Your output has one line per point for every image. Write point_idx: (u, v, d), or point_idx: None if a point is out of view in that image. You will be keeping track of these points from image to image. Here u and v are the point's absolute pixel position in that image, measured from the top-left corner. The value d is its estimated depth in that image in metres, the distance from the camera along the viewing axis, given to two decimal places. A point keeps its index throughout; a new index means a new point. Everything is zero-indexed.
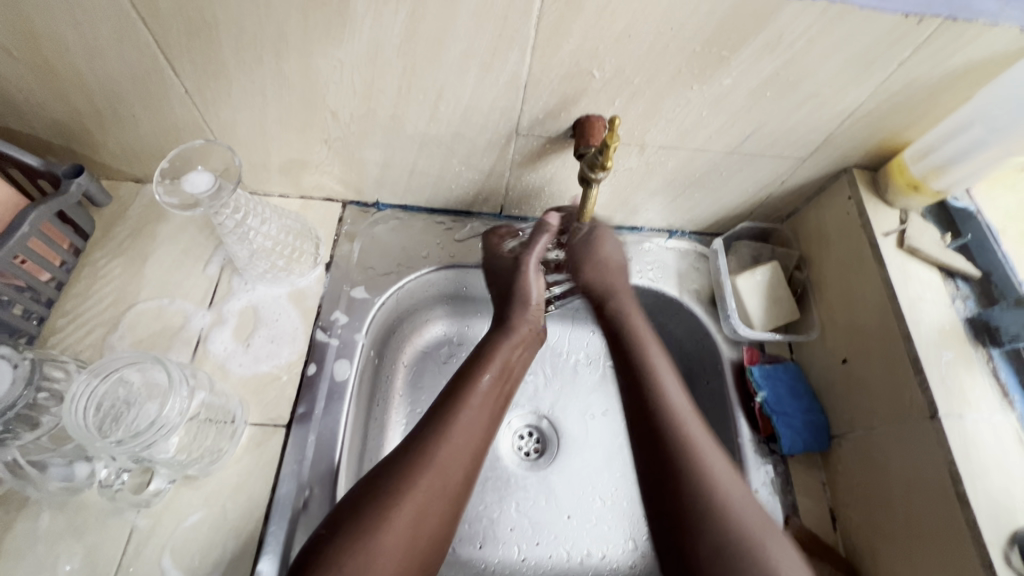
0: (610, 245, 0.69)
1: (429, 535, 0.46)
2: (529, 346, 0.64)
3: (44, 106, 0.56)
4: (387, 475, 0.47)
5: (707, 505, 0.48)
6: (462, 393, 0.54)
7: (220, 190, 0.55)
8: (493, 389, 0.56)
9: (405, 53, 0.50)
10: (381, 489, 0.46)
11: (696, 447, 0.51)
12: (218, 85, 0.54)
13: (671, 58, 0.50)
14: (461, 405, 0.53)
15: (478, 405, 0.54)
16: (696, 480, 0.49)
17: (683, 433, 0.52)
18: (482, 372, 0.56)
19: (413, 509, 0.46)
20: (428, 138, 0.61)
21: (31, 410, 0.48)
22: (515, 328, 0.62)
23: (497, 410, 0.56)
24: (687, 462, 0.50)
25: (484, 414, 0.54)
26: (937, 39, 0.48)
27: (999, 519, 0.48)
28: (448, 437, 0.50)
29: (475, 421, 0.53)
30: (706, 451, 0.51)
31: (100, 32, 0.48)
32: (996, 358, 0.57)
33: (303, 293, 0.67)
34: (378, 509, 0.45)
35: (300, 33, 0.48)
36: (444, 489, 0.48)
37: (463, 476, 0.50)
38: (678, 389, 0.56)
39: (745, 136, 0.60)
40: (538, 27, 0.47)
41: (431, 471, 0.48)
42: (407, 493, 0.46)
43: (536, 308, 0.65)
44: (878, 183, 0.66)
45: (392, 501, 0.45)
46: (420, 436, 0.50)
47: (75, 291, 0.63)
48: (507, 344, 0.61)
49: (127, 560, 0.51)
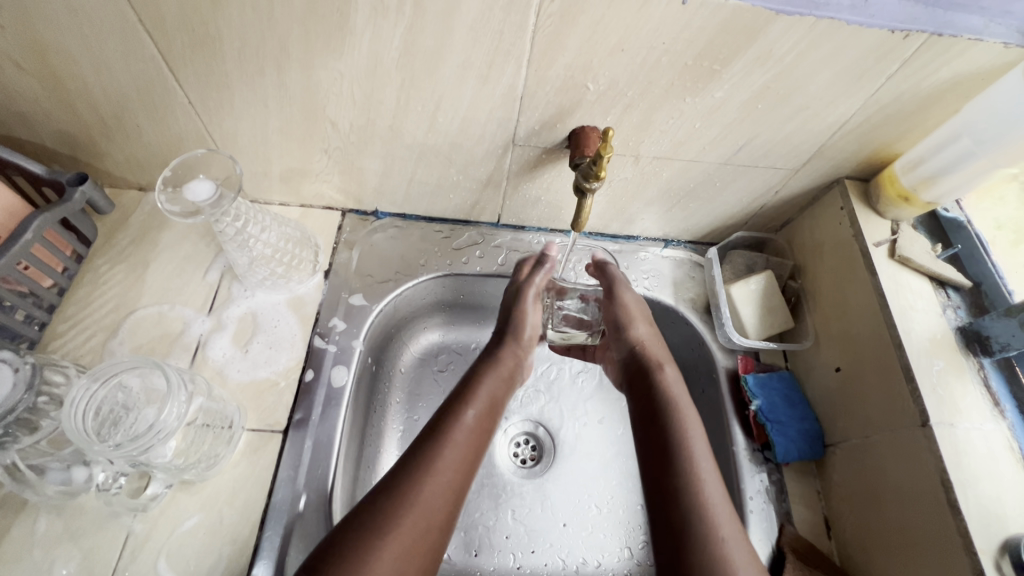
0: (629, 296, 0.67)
1: (414, 571, 0.45)
2: (512, 380, 0.63)
3: (50, 114, 0.57)
4: (370, 514, 0.46)
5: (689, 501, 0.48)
6: (448, 430, 0.53)
7: (221, 198, 0.56)
8: (478, 424, 0.55)
9: (403, 65, 0.51)
10: (363, 526, 0.45)
11: (712, 505, 0.48)
12: (221, 96, 0.56)
13: (663, 72, 0.51)
14: (442, 441, 0.52)
15: (462, 440, 0.52)
16: (705, 539, 0.45)
17: (699, 488, 0.48)
18: (467, 408, 0.55)
19: (397, 550, 0.44)
20: (426, 148, 0.62)
21: (31, 414, 0.48)
22: (502, 360, 0.62)
23: (481, 445, 0.54)
24: (700, 518, 0.47)
25: (467, 448, 0.52)
26: (922, 56, 0.49)
27: (990, 526, 0.48)
28: (431, 476, 0.49)
29: (464, 457, 0.52)
30: (716, 512, 0.47)
31: (107, 44, 0.49)
32: (986, 367, 0.57)
33: (302, 299, 0.68)
34: (359, 546, 0.44)
35: (301, 45, 0.50)
36: (428, 528, 0.47)
37: (446, 513, 0.48)
38: (702, 441, 0.53)
39: (738, 148, 0.61)
40: (534, 42, 0.48)
41: (414, 510, 0.47)
42: (387, 537, 0.44)
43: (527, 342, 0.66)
44: (869, 194, 0.67)
45: (375, 542, 0.44)
46: (403, 472, 0.49)
47: (77, 296, 0.64)
48: (492, 376, 0.60)
49: (123, 564, 0.51)
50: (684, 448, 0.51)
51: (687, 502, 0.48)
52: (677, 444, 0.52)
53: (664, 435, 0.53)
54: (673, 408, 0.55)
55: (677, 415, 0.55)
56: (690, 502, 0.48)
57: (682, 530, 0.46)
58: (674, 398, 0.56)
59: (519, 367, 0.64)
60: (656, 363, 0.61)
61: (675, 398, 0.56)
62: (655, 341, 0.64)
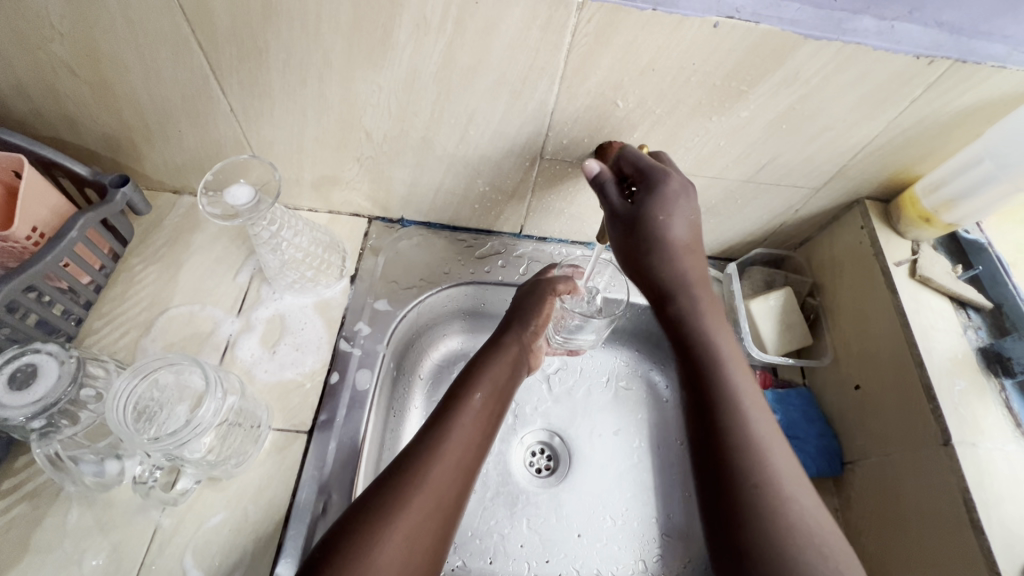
0: (679, 215, 0.52)
1: (426, 547, 0.46)
2: (518, 368, 0.64)
3: (96, 119, 0.60)
4: (383, 494, 0.47)
5: (755, 476, 0.44)
6: (453, 414, 0.54)
7: (259, 203, 0.57)
8: (485, 408, 0.57)
9: (440, 80, 0.53)
10: (378, 505, 0.46)
11: (779, 480, 0.45)
12: (261, 105, 0.58)
13: (692, 91, 0.52)
14: (451, 423, 0.53)
15: (469, 422, 0.54)
16: (770, 520, 0.42)
17: (765, 465, 0.45)
18: (474, 391, 0.57)
19: (407, 529, 0.45)
20: (455, 159, 0.64)
21: (72, 406, 0.49)
22: (507, 347, 0.64)
23: (489, 429, 0.56)
24: (770, 495, 0.44)
25: (477, 430, 0.54)
26: (946, 81, 0.50)
27: (1013, 548, 0.48)
28: (439, 456, 0.50)
29: (469, 440, 0.53)
30: (782, 480, 0.45)
31: (158, 52, 0.52)
32: (1007, 388, 0.57)
33: (329, 303, 0.69)
34: (375, 521, 0.45)
35: (343, 58, 0.52)
36: (438, 507, 0.48)
37: (456, 493, 0.50)
38: (751, 397, 0.50)
39: (761, 166, 0.62)
40: (568, 59, 0.50)
41: (426, 489, 0.48)
42: (400, 513, 0.46)
43: (533, 332, 0.67)
44: (890, 215, 0.68)
45: (390, 518, 0.45)
46: (413, 453, 0.50)
47: (112, 295, 0.66)
48: (498, 362, 0.62)
49: (150, 558, 0.52)
50: (736, 411, 0.48)
51: (744, 474, 0.45)
52: (723, 400, 0.49)
53: (706, 389, 0.50)
54: (716, 359, 0.51)
55: (720, 368, 0.51)
56: (752, 475, 0.45)
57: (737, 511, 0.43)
58: (715, 350, 0.52)
59: (526, 353, 0.66)
60: (681, 290, 0.54)
61: (712, 335, 0.53)
62: (663, 265, 0.53)
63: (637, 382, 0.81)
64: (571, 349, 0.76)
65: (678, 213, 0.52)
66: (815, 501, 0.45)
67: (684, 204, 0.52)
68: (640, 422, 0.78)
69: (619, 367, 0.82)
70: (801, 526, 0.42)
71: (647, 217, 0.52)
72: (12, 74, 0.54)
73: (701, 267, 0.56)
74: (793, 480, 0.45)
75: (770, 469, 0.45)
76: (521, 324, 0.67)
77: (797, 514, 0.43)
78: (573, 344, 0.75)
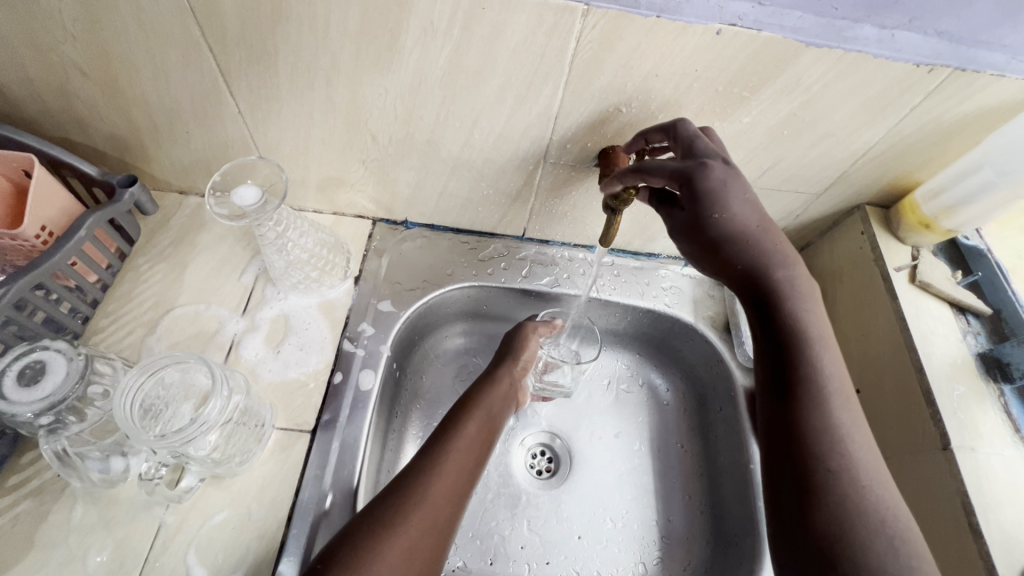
0: (737, 203, 0.49)
1: (420, 567, 0.46)
2: (509, 401, 0.66)
3: (105, 119, 0.60)
4: (381, 509, 0.47)
5: (834, 463, 0.45)
6: (447, 438, 0.55)
7: (265, 204, 0.58)
8: (478, 436, 0.58)
9: (446, 83, 0.54)
10: (375, 521, 0.46)
11: (858, 468, 0.45)
12: (269, 107, 0.58)
13: (695, 97, 0.53)
14: (448, 444, 0.55)
15: (463, 446, 0.55)
16: (846, 507, 0.43)
17: (843, 451, 0.46)
18: (467, 418, 0.59)
19: (405, 544, 0.46)
20: (460, 163, 0.65)
21: (80, 402, 0.50)
22: (500, 379, 0.66)
23: (482, 456, 0.57)
24: (846, 481, 0.44)
25: (472, 456, 0.55)
26: (946, 89, 0.51)
27: (1012, 552, 0.48)
28: (437, 477, 0.51)
29: (465, 463, 0.54)
30: (861, 468, 0.45)
31: (169, 55, 0.52)
32: (1007, 393, 0.58)
33: (333, 304, 0.70)
34: (373, 536, 0.45)
35: (351, 62, 0.52)
36: (434, 525, 0.48)
37: (451, 512, 0.50)
38: (838, 379, 0.49)
39: (762, 172, 0.63)
40: (572, 64, 0.51)
41: (424, 506, 0.48)
42: (399, 529, 0.46)
43: (523, 367, 0.69)
44: (890, 222, 0.68)
45: (388, 534, 0.45)
46: (409, 474, 0.51)
47: (118, 294, 0.66)
48: (490, 394, 0.63)
49: (154, 555, 0.52)
50: (821, 396, 0.48)
51: (821, 460, 0.46)
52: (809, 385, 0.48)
53: (792, 370, 0.49)
54: (807, 341, 0.50)
55: (812, 352, 0.49)
56: (831, 463, 0.45)
57: (811, 495, 0.45)
58: (804, 330, 0.50)
59: (517, 385, 0.68)
60: (764, 269, 0.50)
61: (801, 312, 0.50)
62: (744, 250, 0.50)
63: (638, 386, 0.81)
64: (547, 396, 0.78)
65: (738, 201, 0.49)
66: (892, 489, 0.45)
67: (735, 191, 0.49)
68: (641, 426, 0.79)
69: (619, 371, 0.82)
70: (876, 512, 0.43)
71: (700, 216, 0.49)
72: (24, 74, 0.54)
73: (784, 244, 0.52)
74: (873, 469, 0.45)
75: (848, 453, 0.46)
76: (513, 358, 0.69)
77: (873, 501, 0.44)
78: (548, 390, 0.77)
